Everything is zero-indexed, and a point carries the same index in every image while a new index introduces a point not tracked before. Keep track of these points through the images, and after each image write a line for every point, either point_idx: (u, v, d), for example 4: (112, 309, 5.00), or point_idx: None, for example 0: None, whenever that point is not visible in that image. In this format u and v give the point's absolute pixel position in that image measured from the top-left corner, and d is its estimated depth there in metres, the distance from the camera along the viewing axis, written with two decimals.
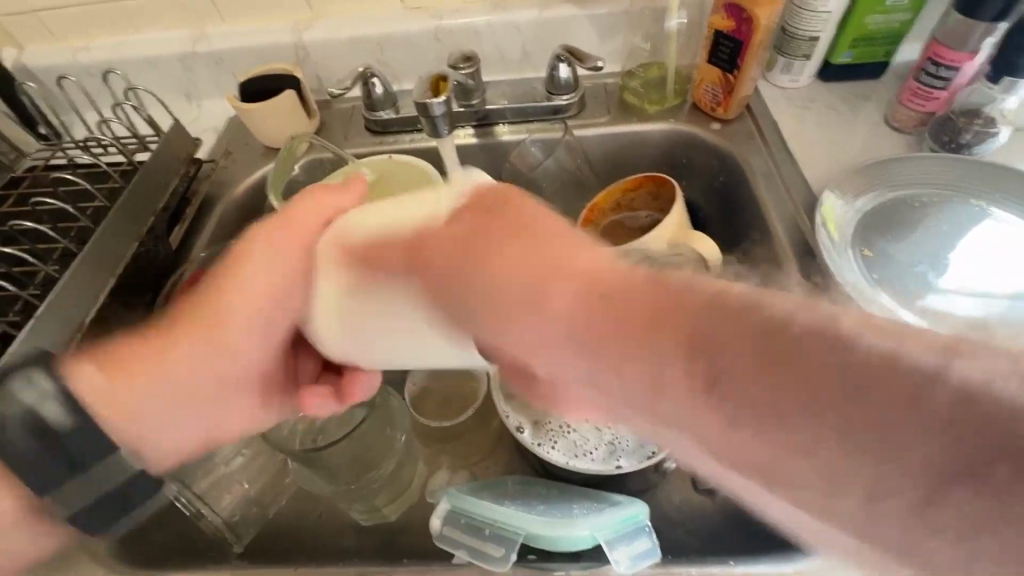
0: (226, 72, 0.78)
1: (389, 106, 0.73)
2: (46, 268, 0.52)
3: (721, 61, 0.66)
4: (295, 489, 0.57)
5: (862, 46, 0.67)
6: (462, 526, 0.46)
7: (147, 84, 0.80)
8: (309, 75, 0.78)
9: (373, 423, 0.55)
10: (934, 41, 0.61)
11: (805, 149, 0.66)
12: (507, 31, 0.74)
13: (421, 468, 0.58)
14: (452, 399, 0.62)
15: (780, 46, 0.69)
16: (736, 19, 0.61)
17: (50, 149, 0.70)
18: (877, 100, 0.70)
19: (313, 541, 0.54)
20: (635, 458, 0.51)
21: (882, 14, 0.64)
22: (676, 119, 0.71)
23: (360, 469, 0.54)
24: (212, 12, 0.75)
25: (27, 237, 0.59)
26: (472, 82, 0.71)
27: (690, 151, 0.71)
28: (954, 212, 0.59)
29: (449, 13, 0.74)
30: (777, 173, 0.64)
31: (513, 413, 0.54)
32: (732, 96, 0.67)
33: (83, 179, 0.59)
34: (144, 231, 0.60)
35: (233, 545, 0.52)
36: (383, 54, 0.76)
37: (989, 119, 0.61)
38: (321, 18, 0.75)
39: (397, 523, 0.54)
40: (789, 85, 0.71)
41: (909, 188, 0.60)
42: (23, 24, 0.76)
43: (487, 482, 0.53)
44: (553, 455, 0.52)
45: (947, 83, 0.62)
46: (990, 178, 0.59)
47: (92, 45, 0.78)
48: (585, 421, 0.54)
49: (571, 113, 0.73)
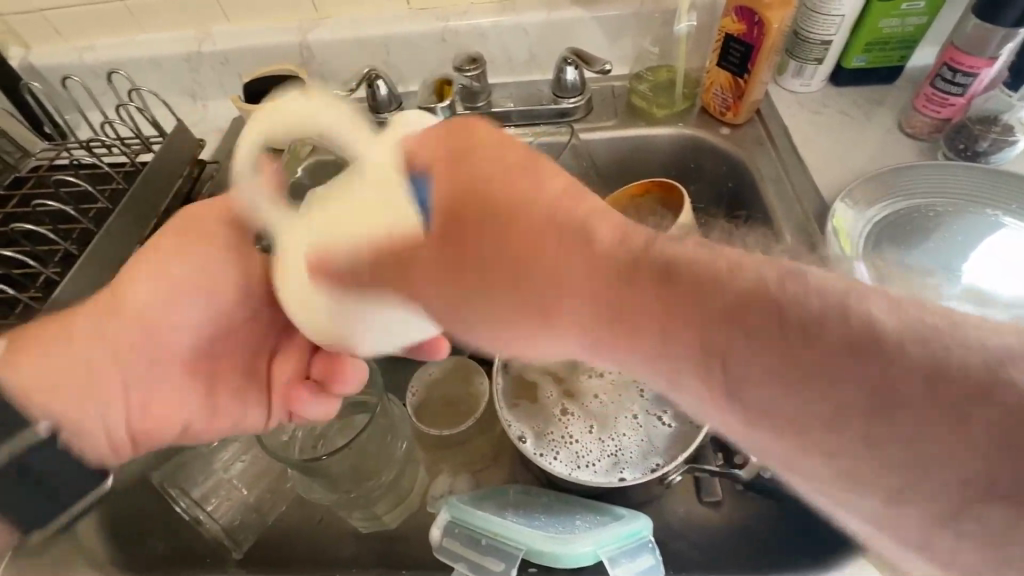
0: (230, 73, 0.78)
1: (394, 108, 0.73)
2: (47, 272, 0.52)
3: (731, 65, 0.64)
4: (295, 496, 0.56)
5: (876, 50, 0.66)
6: (463, 538, 0.45)
7: (151, 84, 0.79)
8: (315, 76, 0.77)
9: (374, 432, 0.53)
10: (951, 47, 0.60)
11: (817, 155, 0.65)
12: (514, 33, 0.73)
13: (422, 475, 0.57)
14: (455, 406, 0.61)
15: (792, 50, 0.67)
16: (747, 22, 0.60)
17: (54, 149, 0.70)
18: (890, 104, 0.68)
19: (312, 548, 0.53)
20: (639, 470, 0.50)
21: (897, 18, 0.62)
22: (684, 123, 0.70)
23: (361, 477, 0.52)
24: (218, 13, 0.75)
25: (28, 240, 0.58)
26: (478, 84, 0.70)
27: (698, 156, 0.70)
28: (969, 223, 0.57)
29: (455, 14, 0.73)
30: (786, 179, 0.63)
31: (516, 422, 0.54)
32: (742, 100, 0.66)
33: (85, 181, 0.59)
34: (146, 234, 0.60)
35: (232, 551, 0.52)
36: (388, 56, 0.75)
37: (1006, 128, 0.59)
38: (326, 19, 0.75)
39: (395, 531, 0.54)
40: (800, 89, 0.70)
41: (922, 197, 0.59)
42: (29, 22, 0.76)
43: (488, 490, 0.52)
44: (555, 466, 0.51)
45: (964, 89, 0.61)
46: (1008, 188, 0.58)
47: (97, 45, 0.77)
48: (588, 431, 0.54)
49: (577, 116, 0.72)
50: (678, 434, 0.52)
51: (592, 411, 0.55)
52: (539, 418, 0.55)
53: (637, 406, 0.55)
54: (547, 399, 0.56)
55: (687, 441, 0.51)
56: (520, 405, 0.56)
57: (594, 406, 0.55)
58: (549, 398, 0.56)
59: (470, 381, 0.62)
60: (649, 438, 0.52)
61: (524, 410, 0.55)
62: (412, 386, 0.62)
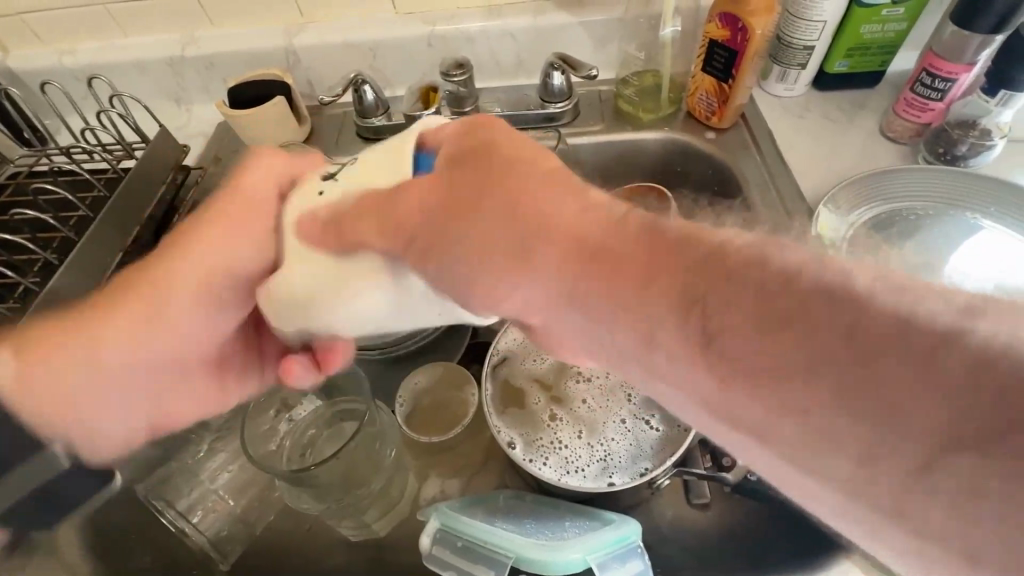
0: (215, 77, 0.77)
1: (381, 112, 0.72)
2: (27, 282, 0.51)
3: (715, 70, 0.65)
4: (283, 505, 0.55)
5: (858, 55, 0.67)
6: (453, 547, 0.45)
7: (134, 89, 0.78)
8: (301, 81, 0.77)
9: (364, 438, 0.52)
10: (930, 53, 0.61)
11: (800, 158, 0.65)
12: (501, 37, 0.73)
13: (411, 482, 0.57)
14: (444, 411, 0.60)
15: (775, 55, 0.68)
16: (731, 28, 0.61)
17: (34, 155, 0.69)
18: (872, 108, 0.69)
19: (301, 557, 0.53)
20: (628, 475, 0.51)
21: (878, 24, 0.63)
22: (670, 128, 0.71)
23: (350, 485, 0.52)
24: (201, 16, 0.74)
25: (7, 249, 0.58)
26: (465, 89, 0.69)
27: (684, 160, 0.71)
28: (946, 225, 0.59)
29: (443, 18, 0.73)
30: (771, 183, 0.64)
31: (505, 428, 0.54)
32: (727, 105, 0.66)
33: (65, 189, 0.58)
34: (130, 241, 0.59)
35: (219, 563, 0.51)
36: (374, 60, 0.75)
37: (984, 132, 0.60)
38: (312, 23, 0.74)
39: (386, 538, 0.54)
40: (784, 94, 0.70)
41: (903, 200, 0.60)
42: (7, 27, 0.74)
43: (477, 497, 0.52)
44: (544, 472, 0.51)
45: (943, 94, 0.62)
46: (988, 190, 0.59)
47: (79, 48, 0.76)
48: (577, 437, 0.54)
49: (565, 120, 0.72)
50: (666, 437, 0.53)
51: (581, 416, 0.55)
52: (528, 423, 0.55)
53: (625, 411, 0.55)
54: (536, 405, 0.56)
55: (674, 445, 0.52)
56: (509, 410, 0.56)
57: (583, 411, 0.55)
58: (537, 404, 0.56)
59: (461, 387, 0.61)
60: (637, 442, 0.53)
61: (514, 416, 0.55)
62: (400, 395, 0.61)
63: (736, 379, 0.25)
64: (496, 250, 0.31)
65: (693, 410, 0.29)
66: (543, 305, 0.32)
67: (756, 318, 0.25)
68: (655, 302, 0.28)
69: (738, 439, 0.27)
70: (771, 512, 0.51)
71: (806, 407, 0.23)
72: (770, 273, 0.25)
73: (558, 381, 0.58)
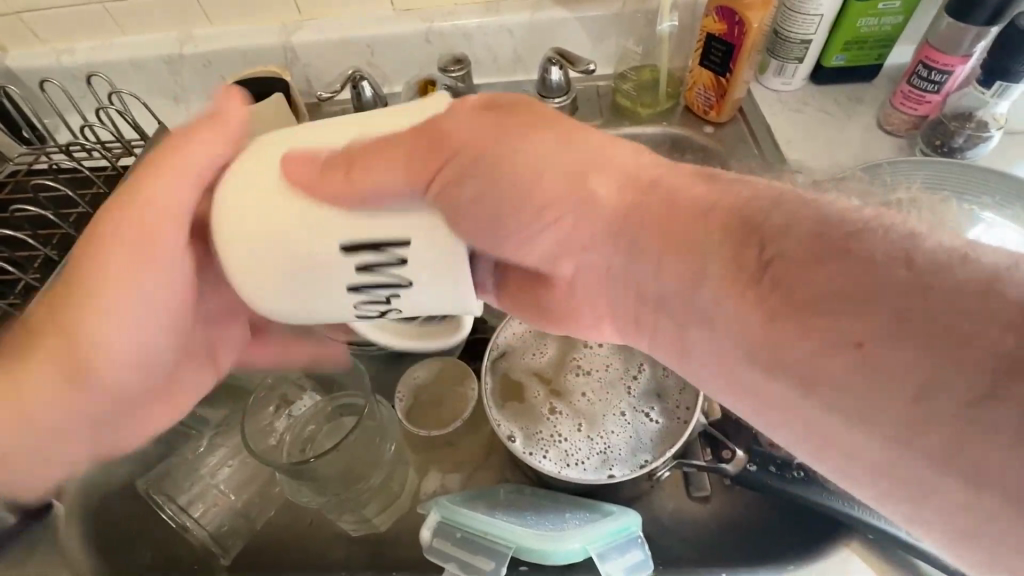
0: (213, 75, 0.77)
1: (379, 109, 0.72)
2: (27, 279, 0.52)
3: (713, 65, 0.65)
4: (283, 500, 0.55)
5: (854, 49, 0.67)
6: (452, 538, 0.45)
7: (132, 87, 0.78)
8: (299, 78, 0.77)
9: (363, 432, 0.52)
10: (926, 46, 0.61)
11: (798, 152, 0.66)
12: (499, 33, 0.73)
13: (412, 476, 0.57)
14: (445, 406, 0.60)
15: (772, 49, 0.68)
16: (728, 22, 0.61)
17: (33, 154, 0.70)
18: (870, 102, 0.69)
19: (302, 552, 0.53)
20: (628, 467, 0.51)
21: (875, 17, 0.64)
22: (669, 122, 0.71)
23: (350, 480, 0.52)
24: (199, 14, 0.74)
25: (7, 246, 0.58)
26: (463, 85, 0.69)
27: (683, 155, 0.71)
28: None
29: (441, 15, 0.73)
30: (769, 177, 0.64)
31: (505, 422, 0.54)
32: (724, 100, 0.66)
33: (65, 186, 0.58)
34: None
35: (220, 558, 0.52)
36: (372, 56, 0.75)
37: (981, 123, 0.61)
38: (309, 20, 0.74)
39: (386, 533, 0.54)
40: (782, 88, 0.71)
41: (902, 192, 0.60)
42: (5, 26, 0.74)
43: (478, 491, 0.52)
44: (545, 464, 0.51)
45: (939, 87, 0.62)
46: (985, 182, 0.59)
47: (77, 47, 0.76)
48: (577, 429, 0.54)
49: (563, 115, 0.72)
50: (666, 429, 0.53)
51: (580, 408, 0.55)
52: (527, 416, 0.55)
53: (625, 403, 0.55)
54: (535, 398, 0.56)
55: (674, 437, 0.52)
56: (509, 404, 0.56)
57: (582, 404, 0.55)
58: (537, 398, 0.56)
59: (462, 381, 0.61)
60: (637, 435, 0.53)
61: (513, 410, 0.55)
62: (399, 390, 0.61)
63: (773, 317, 0.27)
64: (529, 213, 0.34)
65: (736, 366, 0.29)
66: (589, 261, 0.36)
67: (836, 291, 0.25)
68: (708, 258, 0.29)
69: (782, 392, 0.27)
70: (771, 503, 0.51)
71: (866, 349, 0.24)
72: (812, 234, 0.27)
73: (557, 374, 0.58)
